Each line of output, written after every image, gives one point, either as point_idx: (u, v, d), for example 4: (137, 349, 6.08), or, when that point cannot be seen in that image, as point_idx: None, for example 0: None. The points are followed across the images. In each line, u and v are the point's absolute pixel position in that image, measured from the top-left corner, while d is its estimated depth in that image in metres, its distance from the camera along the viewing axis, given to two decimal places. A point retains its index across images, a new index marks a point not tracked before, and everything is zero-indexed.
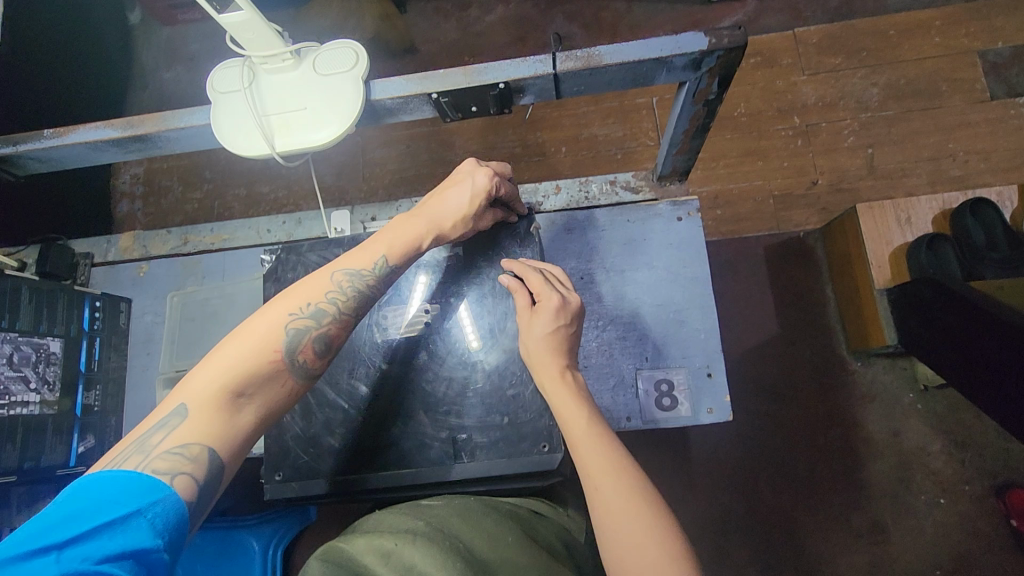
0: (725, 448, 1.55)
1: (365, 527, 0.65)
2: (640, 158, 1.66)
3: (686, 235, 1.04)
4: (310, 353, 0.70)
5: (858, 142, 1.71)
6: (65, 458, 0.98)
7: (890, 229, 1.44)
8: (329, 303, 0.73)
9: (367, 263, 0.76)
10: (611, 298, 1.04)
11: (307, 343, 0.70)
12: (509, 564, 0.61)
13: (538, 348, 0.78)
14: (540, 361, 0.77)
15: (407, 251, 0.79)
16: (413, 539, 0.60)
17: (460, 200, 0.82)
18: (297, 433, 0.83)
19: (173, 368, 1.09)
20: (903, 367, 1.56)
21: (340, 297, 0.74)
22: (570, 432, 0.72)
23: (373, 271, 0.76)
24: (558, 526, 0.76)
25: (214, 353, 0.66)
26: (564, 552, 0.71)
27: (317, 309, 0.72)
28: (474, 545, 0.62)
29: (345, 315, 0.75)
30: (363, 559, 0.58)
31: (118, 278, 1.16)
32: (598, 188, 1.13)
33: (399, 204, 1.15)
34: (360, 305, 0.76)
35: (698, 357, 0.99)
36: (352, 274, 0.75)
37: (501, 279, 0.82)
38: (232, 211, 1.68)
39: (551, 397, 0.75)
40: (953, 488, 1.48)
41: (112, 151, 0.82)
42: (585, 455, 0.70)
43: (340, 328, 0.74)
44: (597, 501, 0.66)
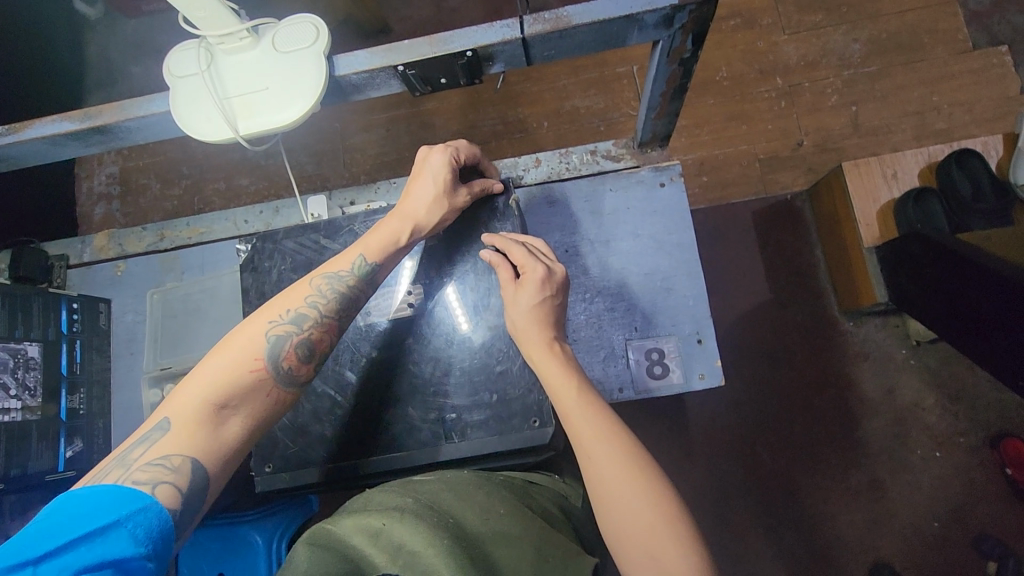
0: (722, 414, 1.55)
1: (356, 506, 0.65)
2: (623, 129, 1.64)
3: (670, 202, 1.03)
4: (293, 358, 0.69)
5: (842, 101, 1.69)
6: (53, 462, 0.97)
7: (877, 185, 1.43)
8: (310, 308, 0.73)
9: (344, 265, 0.76)
10: (598, 270, 1.02)
11: (289, 350, 0.69)
12: (501, 536, 0.61)
13: (525, 321, 0.76)
14: (526, 334, 0.76)
15: (383, 249, 0.78)
16: (402, 517, 0.59)
17: (430, 194, 0.81)
18: (285, 423, 0.82)
19: (158, 366, 1.07)
20: (895, 324, 1.56)
21: (321, 301, 0.73)
22: (561, 403, 0.71)
23: (349, 273, 0.76)
24: (555, 492, 0.76)
25: (197, 367, 0.66)
26: (561, 515, 0.71)
27: (297, 315, 0.71)
28: (465, 520, 0.61)
29: (328, 319, 0.74)
30: (352, 541, 0.57)
31: (95, 279, 1.14)
32: (579, 158, 1.09)
33: (378, 185, 1.12)
34: (342, 308, 0.75)
35: (688, 323, 0.99)
36: (331, 277, 0.75)
37: (482, 254, 0.80)
38: (213, 207, 1.66)
39: (540, 369, 0.74)
40: (948, 441, 1.49)
41: (73, 145, 0.79)
42: (577, 426, 0.69)
43: (323, 333, 0.73)
44: (592, 471, 0.65)
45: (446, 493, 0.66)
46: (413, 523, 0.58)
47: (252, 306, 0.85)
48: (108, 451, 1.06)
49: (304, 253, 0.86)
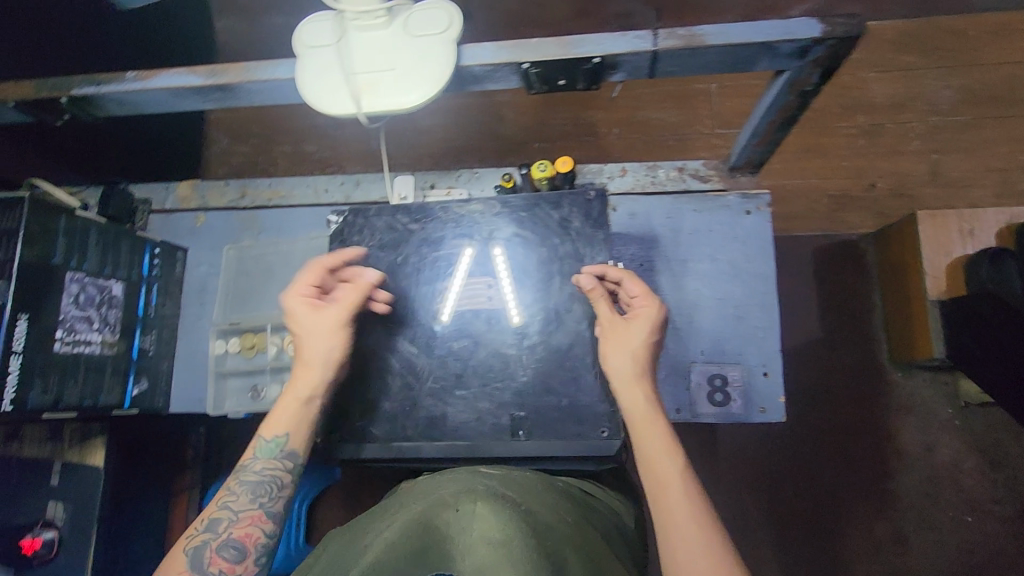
0: (752, 446, 1.55)
1: (432, 483, 0.66)
2: (693, 147, 1.63)
3: (753, 231, 1.01)
4: (217, 563, 0.68)
5: (923, 147, 1.65)
6: (120, 399, 1.00)
7: (950, 240, 1.40)
8: (226, 506, 0.72)
9: (252, 455, 0.75)
10: (671, 289, 1.01)
11: (211, 556, 0.69)
12: (568, 535, 0.61)
13: (624, 371, 0.74)
14: (628, 389, 0.74)
15: (282, 419, 0.76)
16: (477, 504, 0.60)
17: (312, 328, 0.78)
18: (354, 394, 0.83)
19: (228, 320, 1.08)
20: (944, 382, 1.54)
21: (235, 496, 0.72)
22: (657, 469, 0.69)
23: (257, 459, 0.74)
24: (610, 508, 0.77)
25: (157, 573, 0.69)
26: (617, 533, 0.72)
27: (212, 521, 0.71)
28: (541, 511, 0.62)
29: (251, 513, 0.72)
30: (428, 520, 0.58)
31: (175, 227, 1.17)
32: (666, 174, 1.08)
33: (460, 172, 1.11)
34: (262, 493, 0.73)
35: (755, 355, 0.97)
36: (242, 469, 0.74)
37: (583, 281, 0.77)
38: (278, 168, 1.69)
39: (622, 389, 0.74)
40: (982, 507, 1.47)
41: (192, 99, 0.81)
42: (670, 499, 0.67)
43: (249, 528, 0.71)
44: (670, 546, 0.64)
45: (520, 485, 0.67)
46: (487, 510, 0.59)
47: None
48: (169, 394, 1.09)
49: (395, 234, 0.87)
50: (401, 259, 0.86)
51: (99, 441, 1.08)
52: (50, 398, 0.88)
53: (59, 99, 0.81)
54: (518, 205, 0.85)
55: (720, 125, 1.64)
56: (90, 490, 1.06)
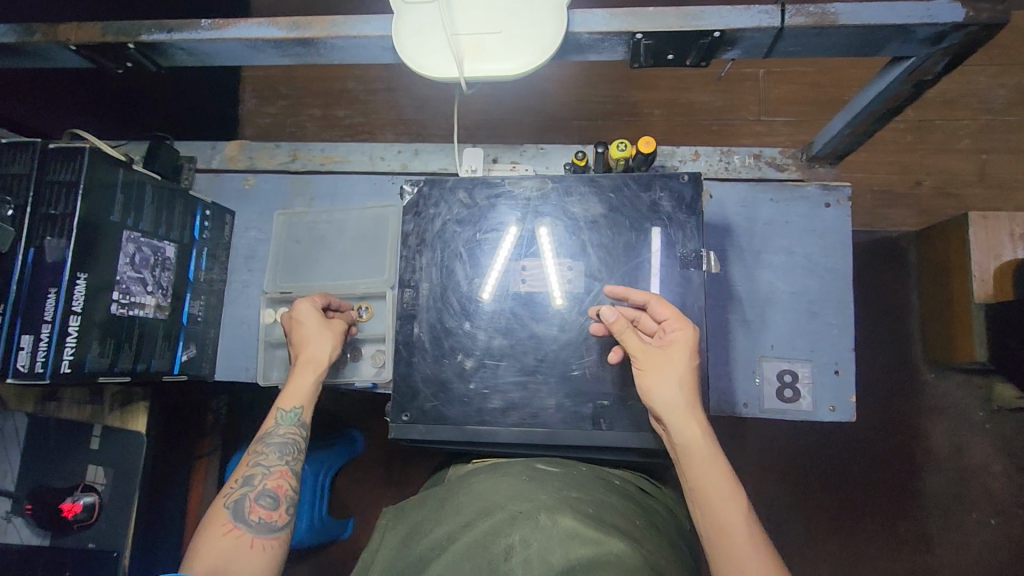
0: (782, 440, 1.54)
1: (491, 489, 0.69)
2: (737, 133, 1.58)
3: (832, 224, 0.98)
4: (258, 509, 0.80)
5: (973, 146, 1.61)
6: (170, 364, 0.97)
7: (1001, 244, 1.37)
8: (256, 466, 0.84)
9: (272, 423, 0.88)
10: (743, 280, 0.98)
11: (251, 505, 0.80)
12: (635, 535, 0.64)
13: (672, 404, 0.70)
14: (681, 423, 0.69)
15: (298, 394, 0.89)
16: (533, 513, 0.63)
17: (316, 333, 0.92)
18: (426, 374, 0.80)
19: (277, 288, 1.05)
20: (979, 385, 1.53)
21: (264, 458, 0.85)
22: (718, 515, 0.65)
23: (281, 426, 0.87)
24: (667, 507, 0.79)
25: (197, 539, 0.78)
26: (678, 535, 0.74)
27: (247, 477, 0.83)
28: (602, 515, 0.65)
29: (279, 469, 0.85)
30: (485, 531, 0.62)
31: (222, 188, 1.12)
32: (741, 160, 1.03)
33: (524, 147, 1.05)
34: (289, 452, 0.86)
35: (827, 353, 0.95)
36: (266, 438, 0.87)
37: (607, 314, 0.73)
38: (306, 132, 1.63)
39: (674, 423, 0.69)
40: (1008, 511, 1.48)
41: (268, 53, 0.76)
42: (731, 549, 0.63)
43: (280, 480, 0.84)
44: None
45: (578, 490, 0.70)
46: (543, 520, 0.61)
47: (408, 250, 0.83)
48: (214, 361, 1.06)
49: (473, 208, 0.82)
50: (479, 234, 0.82)
51: (144, 406, 1.07)
52: (107, 361, 0.85)
53: (125, 44, 0.76)
54: (607, 185, 0.81)
55: (766, 112, 1.59)
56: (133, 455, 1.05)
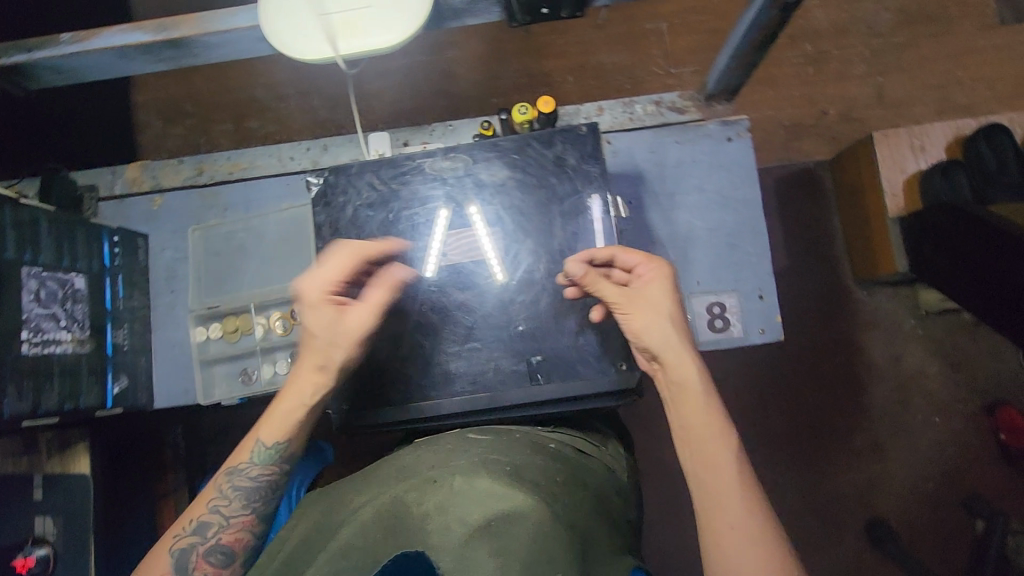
0: (736, 376, 1.60)
1: (421, 465, 0.71)
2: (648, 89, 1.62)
3: (736, 157, 1.02)
4: (204, 567, 0.73)
5: (869, 71, 1.69)
6: (101, 400, 0.94)
7: (905, 156, 1.45)
8: (213, 511, 0.76)
9: (246, 455, 0.77)
10: (662, 224, 1.01)
11: (199, 559, 0.74)
12: (550, 488, 0.67)
13: (666, 342, 0.72)
14: (677, 362, 0.72)
15: (281, 429, 0.76)
16: (451, 481, 0.65)
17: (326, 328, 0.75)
18: (362, 360, 0.80)
19: (204, 305, 1.02)
20: (905, 295, 1.62)
21: (224, 503, 0.76)
22: (705, 449, 0.70)
23: (253, 464, 0.76)
24: (602, 467, 0.80)
25: (142, 571, 0.74)
26: (609, 493, 0.75)
27: (200, 524, 0.75)
28: (524, 475, 0.67)
29: (237, 518, 0.76)
30: (407, 500, 0.65)
31: (130, 212, 1.08)
32: (644, 108, 1.06)
33: (432, 127, 1.04)
34: (250, 502, 0.76)
35: (751, 281, 0.99)
36: (232, 477, 0.76)
37: (572, 270, 0.74)
38: (220, 148, 1.59)
39: (668, 361, 0.72)
40: (947, 406, 1.59)
41: (140, 61, 0.73)
42: (715, 487, 0.68)
43: (237, 531, 0.76)
44: (712, 530, 0.66)
45: (505, 453, 0.72)
46: (462, 484, 0.64)
47: (324, 242, 0.82)
48: (151, 390, 1.03)
49: (379, 189, 0.83)
50: (392, 216, 0.82)
51: (83, 446, 1.03)
52: (28, 404, 0.83)
53: None
54: (509, 148, 0.82)
55: (672, 64, 1.63)
56: (82, 498, 1.02)
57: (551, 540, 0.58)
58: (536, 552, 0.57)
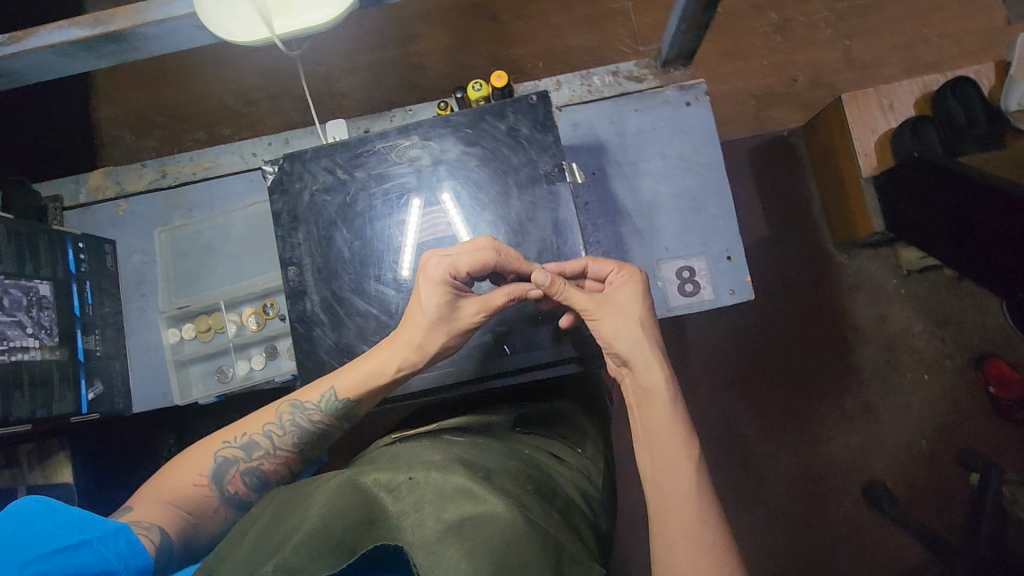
0: (723, 348, 1.61)
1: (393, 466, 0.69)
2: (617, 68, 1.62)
3: (696, 120, 1.02)
4: (238, 484, 0.75)
5: (835, 35, 1.69)
6: (75, 406, 0.94)
7: (874, 116, 1.45)
8: (266, 434, 0.77)
9: (315, 397, 0.76)
10: (626, 193, 1.01)
11: (236, 475, 0.75)
12: (523, 495, 0.64)
13: (638, 345, 0.72)
14: (648, 367, 0.71)
15: (357, 391, 0.75)
16: (428, 478, 0.63)
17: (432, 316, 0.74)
18: (330, 346, 0.80)
19: (174, 305, 1.03)
20: (886, 255, 1.62)
21: (277, 431, 0.77)
22: (673, 459, 0.67)
23: (318, 406, 0.76)
24: (576, 472, 0.82)
25: (180, 462, 0.76)
26: (580, 501, 0.75)
27: (250, 441, 0.76)
28: (498, 479, 0.66)
29: (280, 450, 0.77)
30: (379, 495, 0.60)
31: (97, 219, 1.08)
32: (601, 80, 1.06)
33: (393, 113, 1.02)
34: (299, 440, 0.77)
35: (718, 242, 0.99)
36: (295, 411, 0.77)
37: (539, 277, 0.72)
38: None
39: (640, 367, 0.72)
40: (936, 363, 1.59)
41: (83, 57, 0.73)
42: (676, 494, 0.65)
43: (277, 462, 0.77)
44: (670, 537, 0.63)
45: (480, 459, 0.71)
46: (437, 481, 0.62)
47: (283, 229, 0.82)
48: (128, 395, 1.03)
49: (336, 173, 0.82)
50: (350, 198, 0.82)
51: (65, 457, 1.02)
52: None
53: None
54: (463, 122, 0.82)
55: (640, 42, 1.63)
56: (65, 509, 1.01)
57: (527, 538, 0.56)
58: (505, 555, 0.54)
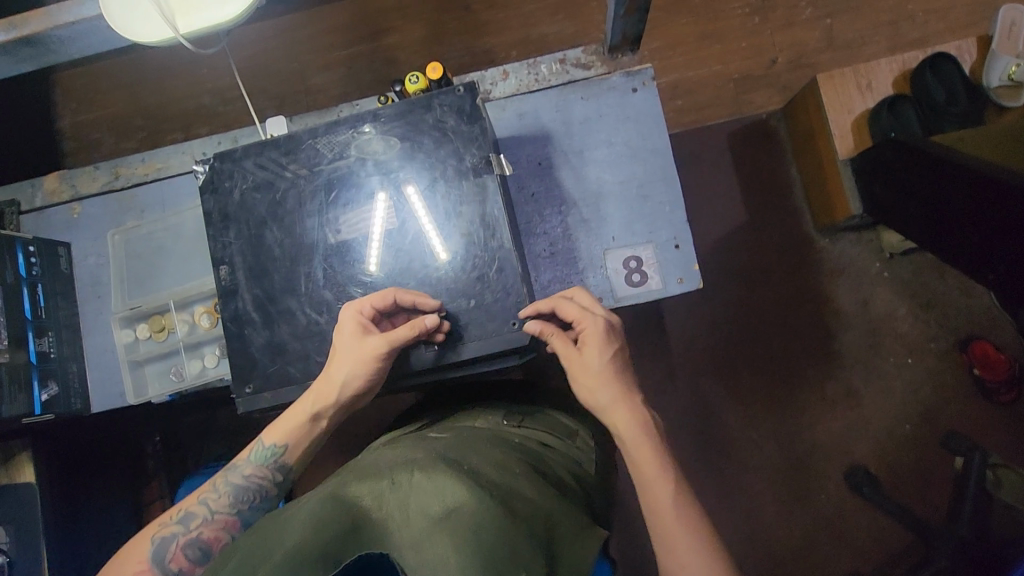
0: (704, 338, 1.57)
1: (369, 465, 0.68)
2: None
3: (643, 107, 1.00)
4: (180, 560, 0.74)
5: (815, 14, 1.63)
6: (29, 406, 0.96)
7: (851, 96, 1.39)
8: (201, 505, 0.77)
9: (247, 454, 0.80)
10: (573, 183, 1.00)
11: (176, 552, 0.74)
12: (509, 484, 0.65)
13: (611, 399, 0.77)
14: (624, 413, 0.76)
15: (287, 432, 0.80)
16: (412, 475, 0.62)
17: (345, 351, 0.79)
18: (261, 344, 0.85)
19: (128, 306, 1.03)
20: (869, 240, 1.57)
21: (213, 497, 0.78)
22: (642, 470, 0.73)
23: (250, 461, 0.80)
24: (567, 457, 0.84)
25: (121, 555, 0.75)
26: (572, 482, 0.78)
27: (185, 515, 0.76)
28: (481, 469, 0.67)
29: (220, 516, 0.77)
30: (361, 501, 0.59)
31: (51, 223, 1.09)
32: (548, 69, 1.02)
33: (339, 108, 1.00)
34: (236, 501, 0.78)
35: (666, 230, 0.97)
36: (229, 474, 0.80)
37: (531, 326, 0.77)
38: None
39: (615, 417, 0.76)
40: (920, 347, 1.54)
41: (3, 61, 0.76)
42: (665, 532, 0.69)
43: (217, 529, 0.77)
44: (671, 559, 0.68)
45: (462, 450, 0.72)
46: (421, 478, 0.61)
47: (216, 228, 0.87)
48: (86, 396, 1.04)
49: (266, 170, 0.86)
50: (279, 196, 0.85)
51: (27, 457, 1.04)
52: None
53: None
54: (391, 116, 0.84)
55: None
56: (30, 507, 1.03)
57: (512, 525, 0.58)
58: (502, 546, 0.55)
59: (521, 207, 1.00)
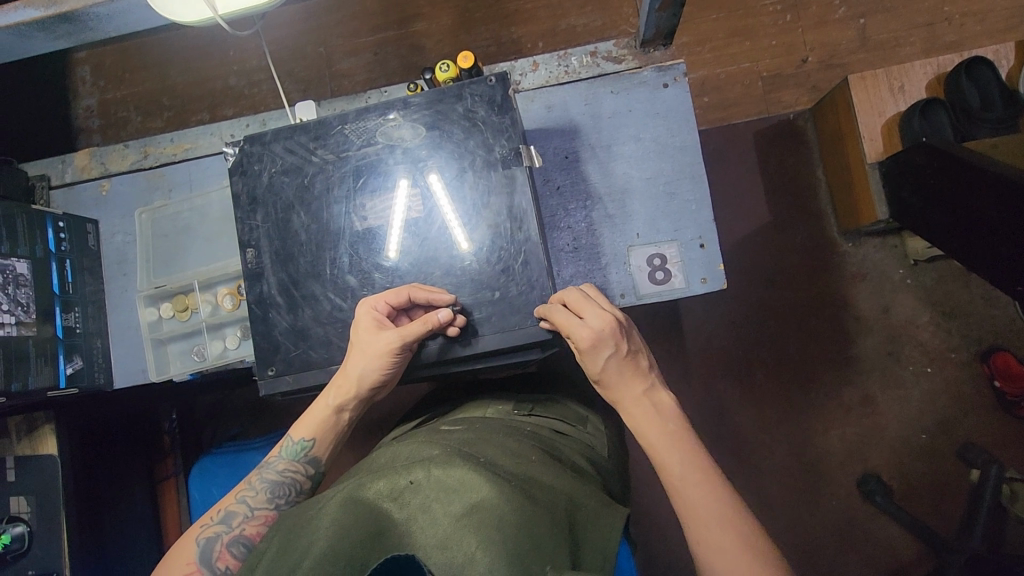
0: (721, 338, 1.56)
1: (387, 462, 0.68)
2: None
3: (673, 102, 0.99)
4: (228, 558, 0.74)
5: (850, 13, 1.60)
6: (54, 380, 0.97)
7: (883, 100, 1.36)
8: (240, 503, 0.78)
9: (276, 452, 0.82)
10: (599, 177, 0.99)
11: (223, 551, 0.74)
12: (525, 471, 0.66)
13: (618, 398, 0.78)
14: (637, 408, 0.76)
15: (310, 425, 0.83)
16: (428, 470, 0.62)
17: (362, 345, 0.79)
18: (284, 327, 0.86)
19: (153, 285, 1.05)
20: (893, 245, 1.55)
21: (250, 495, 0.79)
22: (661, 462, 0.73)
23: (281, 458, 0.82)
24: (580, 442, 0.85)
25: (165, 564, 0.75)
26: (585, 463, 0.78)
27: (226, 514, 0.77)
28: (497, 460, 0.67)
29: (260, 512, 0.78)
30: (379, 502, 0.59)
31: (81, 199, 1.10)
32: (579, 61, 1.02)
33: (368, 94, 1.00)
34: (272, 496, 0.80)
35: (691, 229, 0.96)
36: (262, 472, 0.81)
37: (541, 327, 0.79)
38: None
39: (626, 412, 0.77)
40: (941, 356, 1.52)
41: (40, 36, 0.77)
42: (695, 520, 0.68)
43: (259, 525, 0.78)
44: (704, 544, 0.67)
45: (477, 442, 0.71)
46: (439, 474, 0.61)
47: (243, 211, 0.88)
48: (109, 370, 1.05)
49: (295, 155, 0.86)
50: (307, 181, 0.86)
51: (50, 429, 1.06)
52: None
53: None
54: (421, 105, 0.84)
55: None
56: (50, 478, 1.05)
57: (532, 514, 0.58)
58: (525, 538, 0.55)
59: (546, 200, 0.99)
